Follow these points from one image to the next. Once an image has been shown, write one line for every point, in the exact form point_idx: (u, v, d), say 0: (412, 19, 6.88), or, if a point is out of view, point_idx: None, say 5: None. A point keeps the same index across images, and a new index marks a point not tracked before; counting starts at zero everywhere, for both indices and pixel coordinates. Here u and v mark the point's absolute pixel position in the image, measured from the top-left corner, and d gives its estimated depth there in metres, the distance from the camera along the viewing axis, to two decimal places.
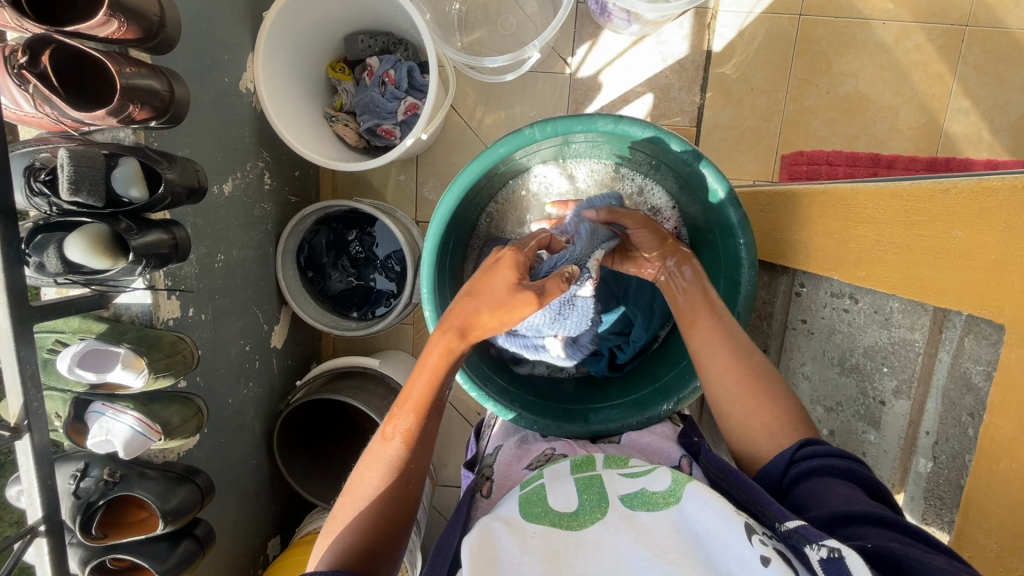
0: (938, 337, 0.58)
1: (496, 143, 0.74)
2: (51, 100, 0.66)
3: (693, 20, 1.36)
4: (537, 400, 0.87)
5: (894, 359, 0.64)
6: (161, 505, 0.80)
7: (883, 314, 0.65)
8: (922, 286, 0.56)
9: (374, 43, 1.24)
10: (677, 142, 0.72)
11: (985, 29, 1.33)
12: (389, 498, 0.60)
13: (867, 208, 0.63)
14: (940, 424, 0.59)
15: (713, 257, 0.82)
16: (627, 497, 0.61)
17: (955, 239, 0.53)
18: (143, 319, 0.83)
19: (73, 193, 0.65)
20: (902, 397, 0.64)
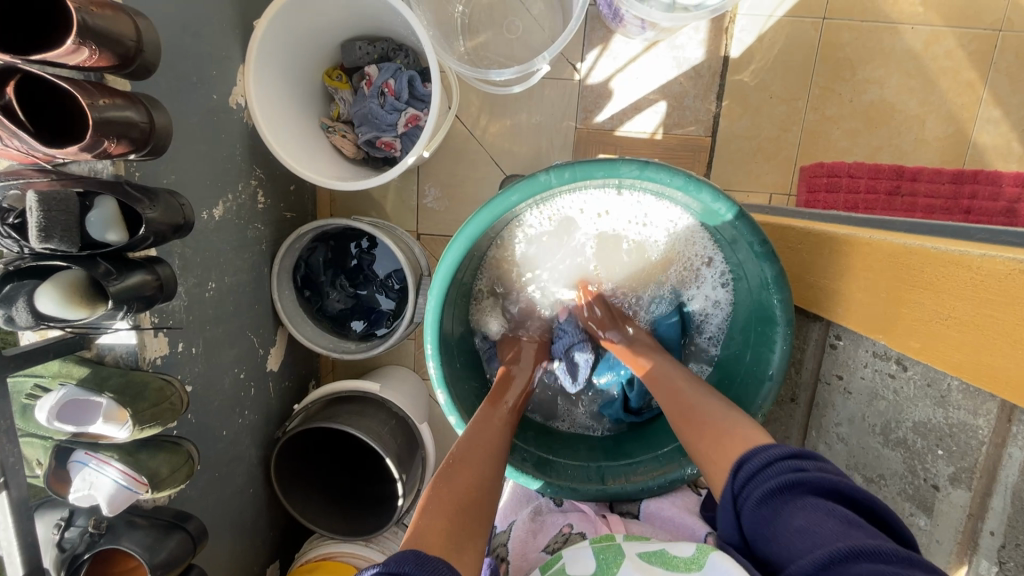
0: (1009, 429, 0.53)
1: (508, 190, 0.68)
2: (18, 135, 0.59)
3: (709, 24, 1.29)
4: (551, 458, 0.82)
5: (951, 443, 0.59)
6: (150, 560, 0.75)
7: (939, 390, 0.60)
8: (990, 373, 0.50)
9: (373, 50, 1.17)
10: (709, 190, 0.65)
11: (1020, 35, 1.26)
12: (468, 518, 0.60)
13: (926, 272, 0.57)
14: (1008, 526, 0.54)
15: (754, 312, 0.77)
16: (645, 554, 0.62)
17: None
18: (128, 360, 0.77)
19: (45, 241, 0.60)
20: (961, 487, 0.58)
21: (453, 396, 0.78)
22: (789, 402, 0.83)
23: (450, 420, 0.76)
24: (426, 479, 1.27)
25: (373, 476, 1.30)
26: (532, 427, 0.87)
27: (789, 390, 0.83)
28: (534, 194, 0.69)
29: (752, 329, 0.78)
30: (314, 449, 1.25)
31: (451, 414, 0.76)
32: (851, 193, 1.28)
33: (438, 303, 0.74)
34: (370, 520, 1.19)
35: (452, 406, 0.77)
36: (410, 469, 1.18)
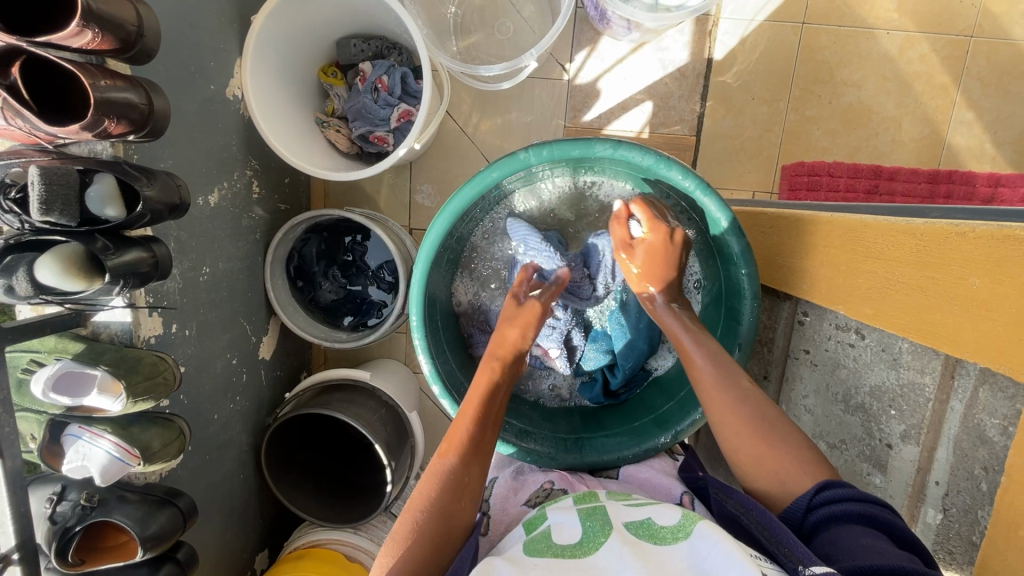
0: (951, 384, 0.57)
1: (488, 167, 0.71)
2: (21, 114, 0.62)
3: (693, 27, 1.33)
4: (530, 429, 0.84)
5: (903, 403, 0.62)
6: (141, 531, 0.76)
7: (891, 353, 0.63)
8: (934, 333, 0.54)
9: (367, 48, 1.21)
10: (678, 168, 0.69)
11: (991, 41, 1.31)
12: (447, 515, 0.60)
13: (876, 243, 0.60)
14: (950, 474, 0.57)
15: (715, 283, 0.81)
16: (633, 525, 0.58)
17: (972, 287, 0.50)
18: (123, 338, 0.80)
19: (45, 213, 0.62)
20: (910, 443, 0.62)
21: (436, 367, 0.80)
22: (762, 380, 0.86)
23: (433, 388, 0.78)
24: (415, 468, 1.29)
25: (361, 465, 1.31)
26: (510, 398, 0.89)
27: (761, 368, 0.86)
28: (513, 172, 0.72)
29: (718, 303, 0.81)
30: (302, 437, 1.26)
31: (435, 383, 0.78)
32: (830, 191, 1.32)
33: (424, 277, 0.77)
34: (357, 508, 1.20)
35: (436, 376, 0.79)
36: (399, 457, 1.20)
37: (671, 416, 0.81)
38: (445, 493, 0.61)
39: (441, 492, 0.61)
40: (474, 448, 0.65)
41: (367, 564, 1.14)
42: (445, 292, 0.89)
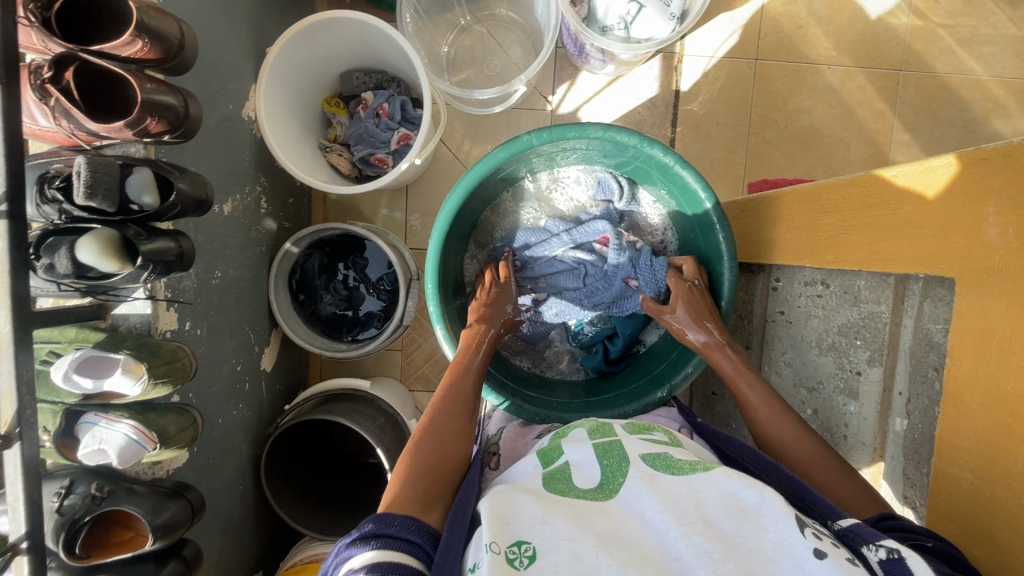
0: (902, 306, 0.66)
1: (495, 150, 0.83)
2: (71, 113, 0.69)
3: (661, 63, 1.49)
4: (536, 395, 0.94)
5: (866, 332, 0.72)
6: (151, 520, 0.77)
7: (852, 292, 0.74)
8: (881, 257, 0.65)
9: (369, 80, 1.33)
10: (659, 147, 0.82)
11: (918, 74, 1.51)
12: (457, 424, 0.73)
13: (830, 199, 0.72)
14: (910, 384, 0.66)
15: (695, 252, 0.93)
16: (649, 458, 0.63)
17: (907, 212, 0.62)
18: (142, 330, 0.83)
19: (88, 197, 0.67)
20: (875, 365, 0.71)
21: (449, 332, 0.91)
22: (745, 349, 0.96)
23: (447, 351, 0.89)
24: None
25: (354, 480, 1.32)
26: (516, 370, 0.99)
27: (742, 339, 0.97)
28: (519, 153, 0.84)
29: (700, 268, 0.93)
30: (301, 449, 1.27)
31: (446, 344, 0.88)
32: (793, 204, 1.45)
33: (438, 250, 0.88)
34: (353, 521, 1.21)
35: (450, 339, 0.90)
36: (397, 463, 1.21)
37: (667, 376, 0.91)
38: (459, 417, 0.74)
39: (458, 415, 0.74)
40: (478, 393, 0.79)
41: None
42: (456, 272, 1.00)
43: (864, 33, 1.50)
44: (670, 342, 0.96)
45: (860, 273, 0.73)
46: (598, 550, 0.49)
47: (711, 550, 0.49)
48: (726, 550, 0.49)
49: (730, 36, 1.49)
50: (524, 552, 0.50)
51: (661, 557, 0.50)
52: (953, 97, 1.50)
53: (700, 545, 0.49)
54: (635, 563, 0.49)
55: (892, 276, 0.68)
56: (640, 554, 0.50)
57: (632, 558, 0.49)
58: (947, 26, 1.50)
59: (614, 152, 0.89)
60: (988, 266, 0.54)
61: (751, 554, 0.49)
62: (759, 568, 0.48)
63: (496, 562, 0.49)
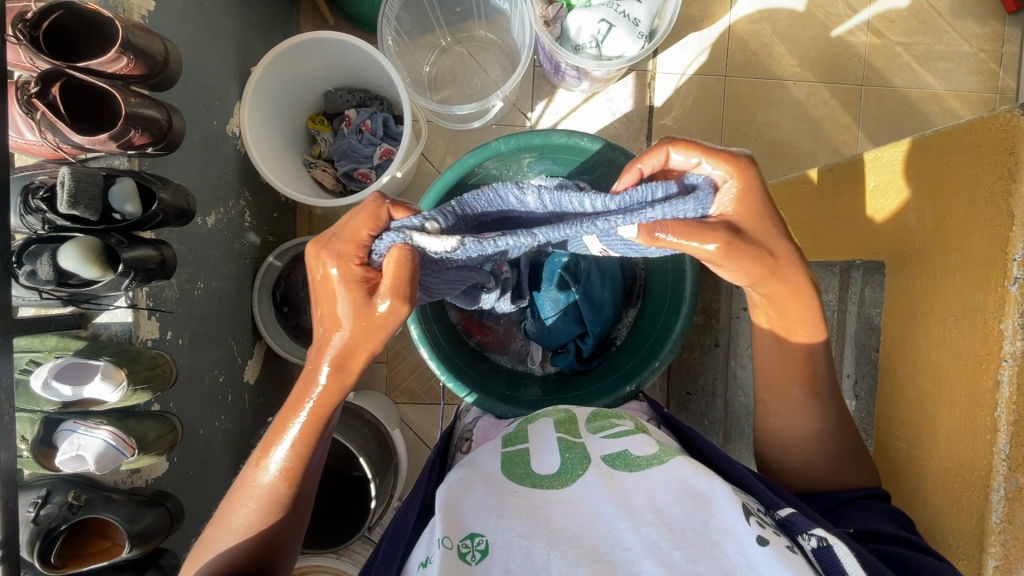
0: (846, 292, 0.76)
1: (467, 153, 0.92)
2: (56, 126, 0.71)
3: (635, 80, 1.55)
4: (510, 394, 0.96)
5: (818, 319, 0.82)
6: (129, 527, 0.77)
7: (804, 285, 0.84)
8: (828, 247, 0.75)
9: (352, 98, 1.37)
10: (619, 151, 0.91)
11: (878, 88, 1.58)
12: (264, 532, 0.67)
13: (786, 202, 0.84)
14: (857, 365, 0.75)
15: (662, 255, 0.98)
16: (609, 456, 0.65)
17: (843, 204, 0.73)
18: (123, 338, 0.84)
19: (71, 206, 0.69)
20: (826, 350, 0.80)
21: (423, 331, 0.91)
22: (714, 347, 1.03)
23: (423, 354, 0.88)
24: (398, 488, 1.30)
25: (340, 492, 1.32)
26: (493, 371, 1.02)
27: (711, 337, 1.04)
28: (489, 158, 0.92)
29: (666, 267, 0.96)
30: None
31: (421, 343, 0.85)
32: None
33: None
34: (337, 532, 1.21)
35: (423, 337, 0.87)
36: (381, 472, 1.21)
37: (634, 371, 0.93)
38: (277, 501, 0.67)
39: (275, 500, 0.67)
40: (301, 471, 0.68)
41: None
42: None
43: (826, 51, 1.58)
44: (640, 341, 0.98)
45: (812, 265, 0.83)
46: (548, 547, 0.51)
47: (660, 540, 0.51)
48: (674, 537, 0.51)
49: (700, 54, 1.56)
50: (477, 545, 0.53)
51: (610, 546, 0.52)
52: (912, 109, 1.58)
53: (648, 535, 0.52)
54: (584, 557, 0.51)
55: (837, 266, 0.77)
56: (588, 545, 0.52)
57: (581, 552, 0.51)
58: (903, 44, 1.58)
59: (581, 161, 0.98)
60: (909, 247, 0.63)
61: (696, 538, 0.51)
62: (703, 554, 0.50)
63: (446, 556, 0.51)
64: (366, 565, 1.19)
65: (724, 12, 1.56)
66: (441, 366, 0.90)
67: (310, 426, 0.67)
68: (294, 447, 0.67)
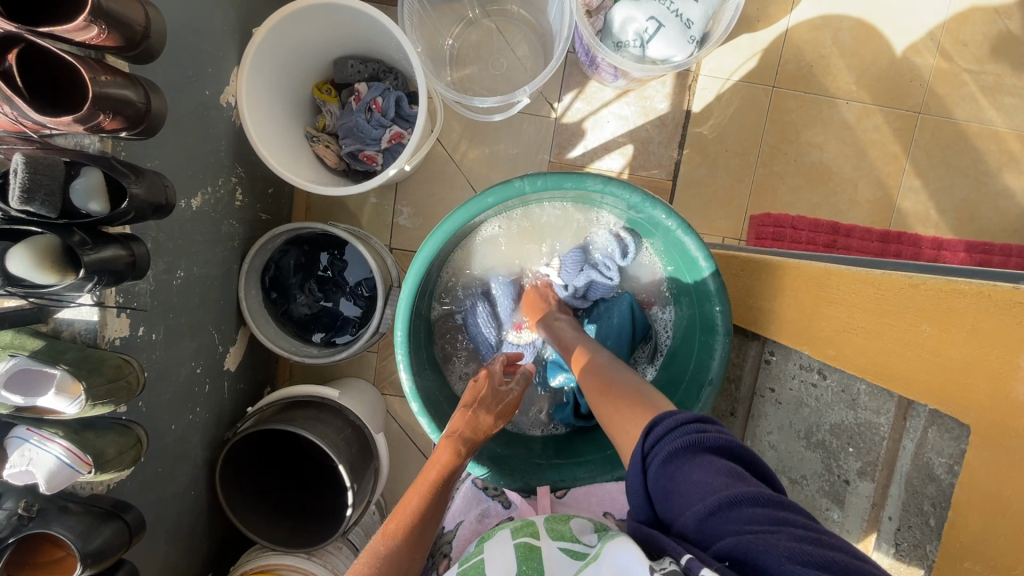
0: (903, 425, 0.68)
1: (485, 193, 0.83)
2: (13, 101, 0.62)
3: (674, 81, 1.42)
4: (503, 453, 0.96)
5: (860, 441, 0.73)
6: (82, 546, 0.72)
7: (851, 394, 0.75)
8: (891, 376, 0.65)
9: (364, 69, 1.24)
10: (662, 208, 0.82)
11: (936, 118, 1.45)
12: None
13: (840, 293, 0.72)
14: (901, 511, 0.67)
15: (692, 320, 0.95)
16: (563, 575, 0.66)
17: (924, 333, 0.61)
18: (87, 337, 0.76)
19: (26, 201, 0.60)
20: (866, 478, 0.73)
21: (416, 385, 0.91)
22: (728, 416, 0.97)
23: (412, 406, 0.90)
24: (377, 492, 1.25)
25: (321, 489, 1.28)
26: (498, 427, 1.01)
27: (728, 405, 0.97)
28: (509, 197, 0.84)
29: (694, 333, 0.94)
30: (262, 456, 1.22)
31: (413, 401, 0.89)
32: (793, 242, 1.41)
33: (417, 281, 0.88)
34: (312, 532, 1.16)
35: (416, 394, 0.90)
36: (361, 478, 1.16)
37: None
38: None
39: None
40: (413, 525, 0.72)
41: None
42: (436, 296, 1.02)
43: (887, 70, 1.44)
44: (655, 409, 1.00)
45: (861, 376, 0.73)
46: None
47: None
48: None
49: (750, 58, 1.42)
50: None
51: None
52: (968, 146, 1.45)
53: None
54: None
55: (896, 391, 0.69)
56: None
57: None
58: (972, 72, 1.44)
59: (618, 205, 0.90)
60: (1008, 426, 0.53)
61: None
62: None
63: None
64: (338, 569, 1.15)
65: (783, 13, 1.41)
66: (434, 426, 0.90)
67: (427, 499, 0.74)
68: (411, 504, 0.73)
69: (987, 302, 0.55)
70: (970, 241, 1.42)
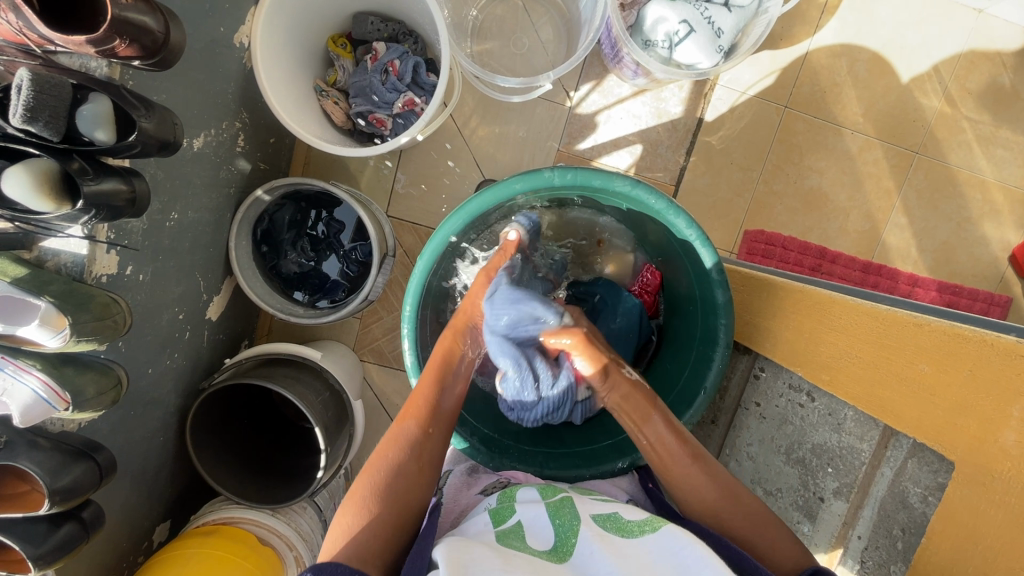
0: (884, 453, 0.72)
1: (514, 178, 0.84)
2: (20, 10, 0.57)
3: (692, 87, 1.43)
4: (493, 437, 0.99)
5: (840, 462, 0.78)
6: (50, 483, 0.70)
7: (837, 418, 0.79)
8: (882, 407, 0.69)
9: (383, 28, 1.20)
10: (684, 218, 0.85)
11: (931, 160, 1.50)
12: (406, 472, 0.74)
13: (843, 323, 0.75)
14: (872, 531, 0.72)
15: (691, 329, 0.98)
16: (600, 519, 0.71)
17: (922, 371, 0.64)
18: (73, 271, 0.72)
19: (28, 122, 0.57)
20: (841, 498, 0.78)
21: (418, 360, 0.93)
22: (710, 424, 1.05)
23: (411, 380, 0.91)
24: (348, 457, 1.24)
25: (296, 449, 1.28)
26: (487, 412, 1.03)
27: (712, 414, 1.05)
28: (536, 186, 0.85)
29: (692, 343, 0.97)
30: (236, 411, 1.21)
31: (414, 375, 0.90)
32: (781, 262, 1.45)
33: (431, 261, 0.89)
34: (282, 490, 1.16)
35: (416, 369, 0.92)
36: (335, 441, 1.15)
37: (629, 444, 0.96)
38: (404, 456, 0.75)
39: (403, 456, 0.75)
40: (427, 405, 0.81)
41: (281, 551, 1.09)
42: (444, 276, 1.03)
43: (894, 107, 1.48)
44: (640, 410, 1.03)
45: (849, 404, 0.77)
46: None
47: None
48: None
49: (767, 76, 1.44)
50: None
51: None
52: (956, 191, 1.50)
53: None
54: None
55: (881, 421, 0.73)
56: None
57: None
58: (971, 120, 1.49)
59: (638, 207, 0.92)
60: (994, 469, 0.56)
61: None
62: None
63: None
64: (300, 528, 1.15)
65: (806, 36, 1.44)
66: None
67: (435, 382, 0.83)
68: (421, 389, 0.82)
69: (986, 349, 0.59)
70: (943, 282, 1.49)
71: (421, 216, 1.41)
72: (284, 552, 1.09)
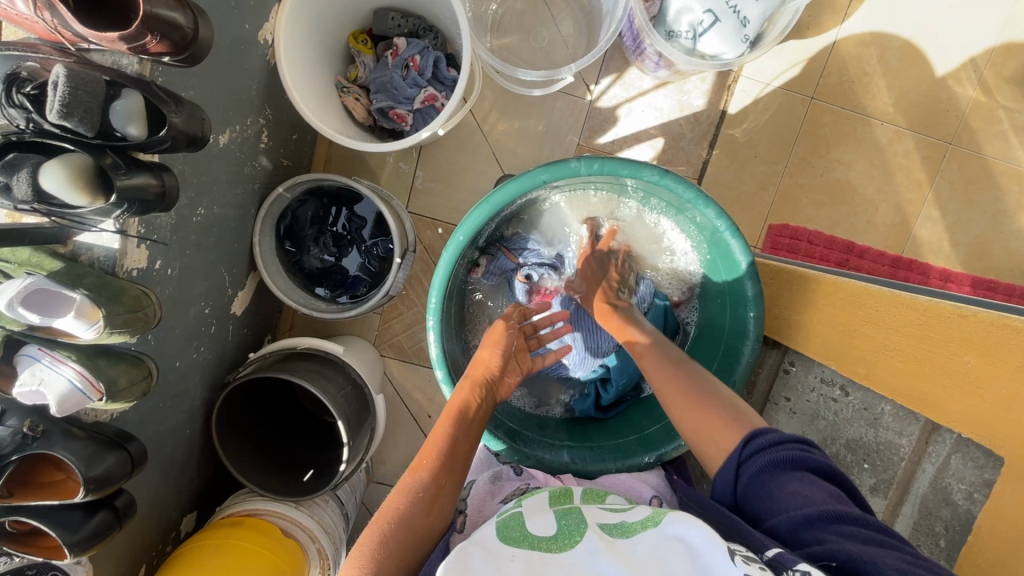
0: (925, 448, 0.71)
1: (540, 170, 0.84)
2: (56, 8, 0.59)
3: (715, 79, 1.41)
4: (518, 430, 0.98)
5: (877, 458, 0.77)
6: (85, 472, 0.71)
7: (874, 413, 0.78)
8: (924, 400, 0.67)
9: (404, 24, 1.20)
10: (714, 209, 0.83)
11: (965, 151, 1.45)
12: (414, 527, 0.68)
13: (881, 314, 0.73)
14: (912, 530, 0.71)
15: (720, 321, 0.96)
16: (606, 526, 0.68)
17: (966, 363, 0.62)
18: (105, 264, 0.74)
19: (64, 117, 0.58)
20: (879, 495, 0.76)
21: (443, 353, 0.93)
22: None
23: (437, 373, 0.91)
24: (370, 450, 1.25)
25: (318, 443, 1.29)
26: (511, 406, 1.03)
27: None
28: (562, 177, 0.85)
29: (721, 336, 0.96)
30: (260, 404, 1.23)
31: (439, 367, 0.90)
32: (807, 256, 1.42)
33: (454, 255, 0.89)
34: (308, 482, 1.17)
35: (441, 361, 0.92)
36: (357, 434, 1.16)
37: (656, 439, 0.94)
38: (414, 509, 0.70)
39: (411, 507, 0.70)
40: (440, 457, 0.76)
41: (306, 543, 1.10)
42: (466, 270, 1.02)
43: (927, 96, 1.43)
44: None
45: (887, 398, 0.76)
46: None
47: None
48: None
49: (792, 66, 1.40)
50: None
51: None
52: (992, 183, 1.45)
53: None
54: None
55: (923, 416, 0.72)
56: None
57: None
58: (1008, 109, 1.44)
59: (666, 198, 0.91)
60: None
61: None
62: None
63: None
64: (323, 520, 1.17)
65: (833, 24, 1.40)
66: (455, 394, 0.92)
67: (455, 432, 0.79)
68: (436, 441, 0.78)
69: None
70: (978, 277, 1.44)
71: (441, 211, 1.42)
72: (309, 544, 1.10)
